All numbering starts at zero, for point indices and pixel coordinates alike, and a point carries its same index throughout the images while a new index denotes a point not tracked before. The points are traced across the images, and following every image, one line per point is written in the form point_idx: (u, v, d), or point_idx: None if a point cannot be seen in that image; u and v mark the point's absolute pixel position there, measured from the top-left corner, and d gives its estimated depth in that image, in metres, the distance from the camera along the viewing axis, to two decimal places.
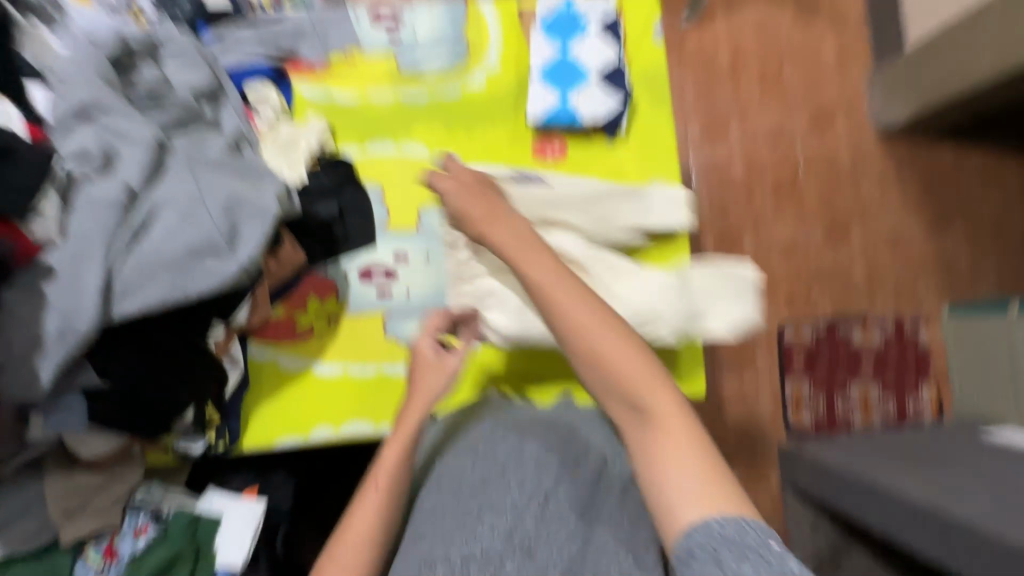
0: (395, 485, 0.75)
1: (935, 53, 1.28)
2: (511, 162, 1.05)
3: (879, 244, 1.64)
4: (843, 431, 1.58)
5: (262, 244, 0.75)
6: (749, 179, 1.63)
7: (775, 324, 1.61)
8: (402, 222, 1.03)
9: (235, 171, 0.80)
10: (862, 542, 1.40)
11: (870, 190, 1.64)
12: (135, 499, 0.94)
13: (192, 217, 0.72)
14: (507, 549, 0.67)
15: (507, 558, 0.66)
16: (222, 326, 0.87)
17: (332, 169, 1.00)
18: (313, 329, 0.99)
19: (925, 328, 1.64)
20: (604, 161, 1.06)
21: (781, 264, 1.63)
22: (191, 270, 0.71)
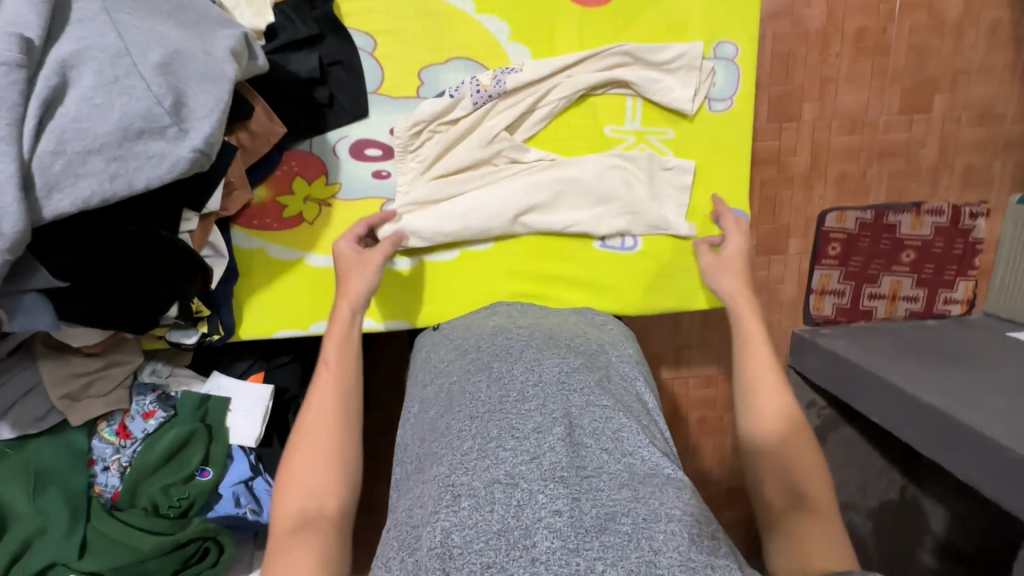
0: (352, 389, 0.70)
1: None
2: (541, 6, 0.80)
3: (962, 116, 1.40)
4: (863, 323, 1.47)
5: (219, 120, 0.60)
6: (829, 27, 1.33)
7: (820, 208, 1.43)
8: (399, 87, 0.82)
9: (174, 16, 0.61)
10: (851, 421, 1.37)
11: (973, 43, 1.36)
12: (141, 379, 0.94)
13: (121, 84, 0.55)
14: (535, 473, 0.53)
15: (534, 483, 0.52)
16: (194, 216, 0.75)
17: (307, 11, 0.78)
18: (303, 215, 0.86)
19: (982, 219, 1.45)
20: (661, 8, 0.81)
21: (841, 138, 1.40)
22: (133, 156, 0.56)
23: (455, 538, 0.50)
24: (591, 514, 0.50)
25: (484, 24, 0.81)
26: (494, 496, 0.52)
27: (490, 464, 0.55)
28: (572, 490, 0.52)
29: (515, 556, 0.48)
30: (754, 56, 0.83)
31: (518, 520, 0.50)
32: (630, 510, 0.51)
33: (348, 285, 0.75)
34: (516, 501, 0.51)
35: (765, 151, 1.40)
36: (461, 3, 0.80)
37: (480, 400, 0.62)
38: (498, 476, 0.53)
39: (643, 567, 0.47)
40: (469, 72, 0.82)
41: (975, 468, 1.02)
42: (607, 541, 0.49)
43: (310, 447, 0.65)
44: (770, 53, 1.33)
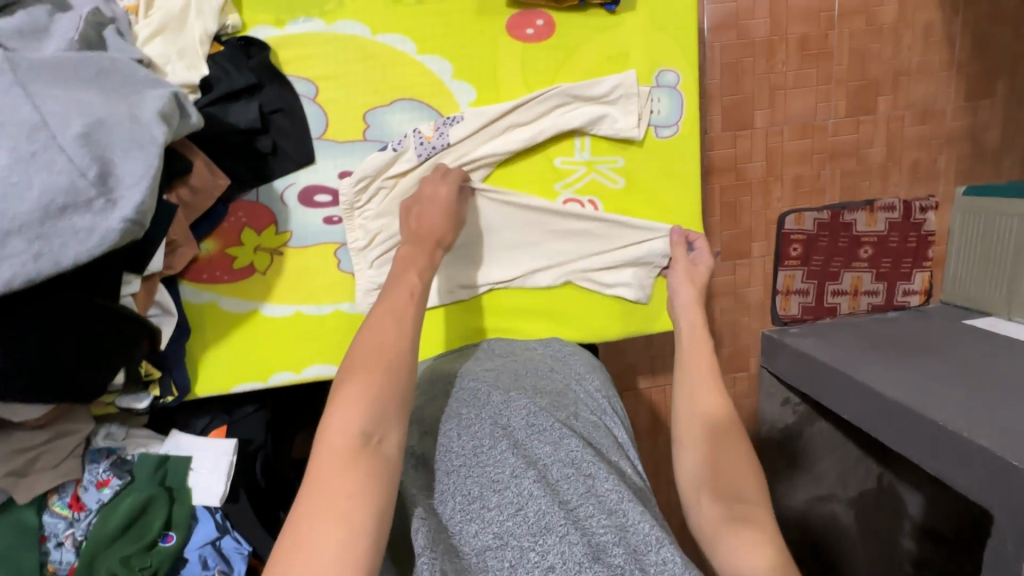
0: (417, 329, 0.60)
1: None
2: (482, 46, 0.80)
3: (906, 114, 1.45)
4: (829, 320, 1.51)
5: (151, 187, 0.58)
6: (773, 36, 1.37)
7: (779, 211, 1.46)
8: (345, 133, 0.81)
9: (97, 81, 0.59)
10: (824, 415, 1.41)
11: (909, 45, 1.41)
12: (95, 446, 0.89)
13: (40, 159, 0.53)
14: (521, 528, 0.52)
15: (523, 540, 0.52)
16: (136, 278, 0.73)
17: (243, 60, 0.75)
18: (254, 266, 0.84)
19: (931, 212, 1.50)
20: (601, 41, 0.81)
21: (793, 142, 1.44)
22: (55, 233, 0.54)
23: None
24: (582, 548, 0.50)
25: (428, 66, 0.80)
26: (489, 564, 0.52)
27: (478, 527, 0.54)
28: (559, 535, 0.51)
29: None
30: (696, 82, 0.84)
31: None
32: (619, 538, 0.52)
33: None
34: (510, 563, 0.51)
35: (722, 158, 1.42)
36: (403, 46, 0.79)
37: (456, 452, 0.61)
38: (488, 541, 0.53)
39: None
40: (415, 112, 0.81)
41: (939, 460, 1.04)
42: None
43: (367, 369, 0.55)
44: (719, 64, 1.36)
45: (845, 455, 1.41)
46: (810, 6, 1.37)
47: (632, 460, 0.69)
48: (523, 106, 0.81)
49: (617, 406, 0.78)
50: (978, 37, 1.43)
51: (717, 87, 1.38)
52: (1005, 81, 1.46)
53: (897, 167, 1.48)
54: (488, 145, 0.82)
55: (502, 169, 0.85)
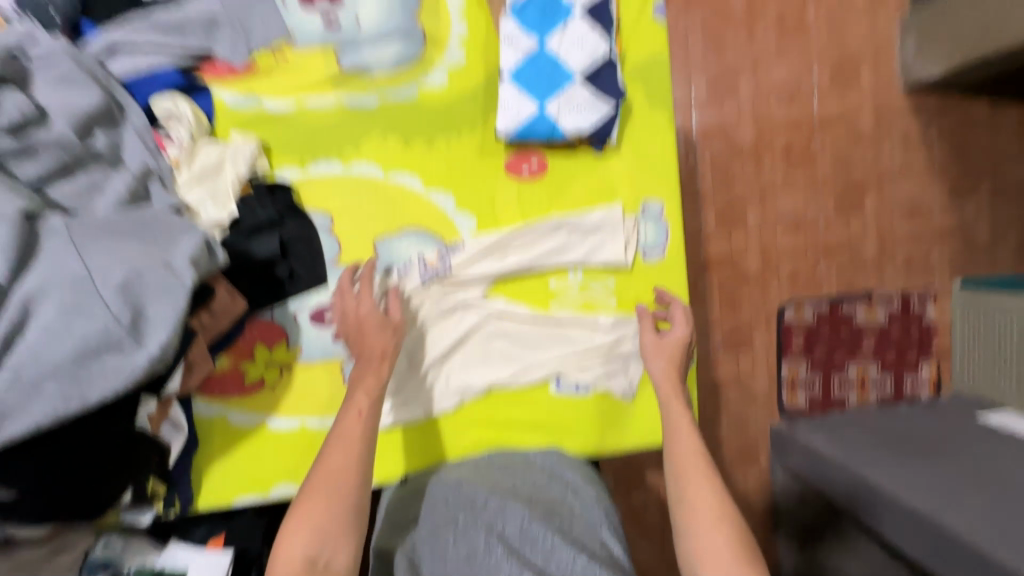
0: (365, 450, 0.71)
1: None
2: (483, 183, 0.89)
3: (894, 212, 1.52)
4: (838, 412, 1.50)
5: (176, 326, 0.64)
6: (759, 141, 1.47)
7: (778, 303, 1.50)
8: (356, 259, 0.88)
9: (139, 232, 0.67)
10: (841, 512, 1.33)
11: (889, 150, 1.51)
12: (93, 558, 0.87)
13: (82, 309, 0.59)
14: None
15: None
16: (153, 399, 0.78)
17: (268, 199, 0.84)
18: (264, 380, 0.89)
19: (930, 303, 1.54)
20: (590, 177, 0.90)
21: (786, 238, 1.50)
22: (87, 375, 0.59)
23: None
24: None
25: (434, 200, 0.89)
26: None
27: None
28: None
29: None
30: (679, 210, 0.91)
31: None
32: None
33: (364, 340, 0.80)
34: None
35: (719, 253, 1.49)
36: (412, 183, 0.88)
37: (450, 558, 0.69)
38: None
39: None
40: (421, 240, 0.89)
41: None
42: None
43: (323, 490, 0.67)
44: (710, 169, 1.46)
45: None
46: (792, 117, 1.48)
47: (620, 560, 0.73)
48: (519, 237, 0.88)
49: (614, 510, 0.83)
50: (954, 139, 1.53)
51: (710, 189, 1.47)
52: (987, 180, 1.54)
53: (892, 260, 1.53)
54: (491, 264, 0.89)
55: (503, 285, 0.91)
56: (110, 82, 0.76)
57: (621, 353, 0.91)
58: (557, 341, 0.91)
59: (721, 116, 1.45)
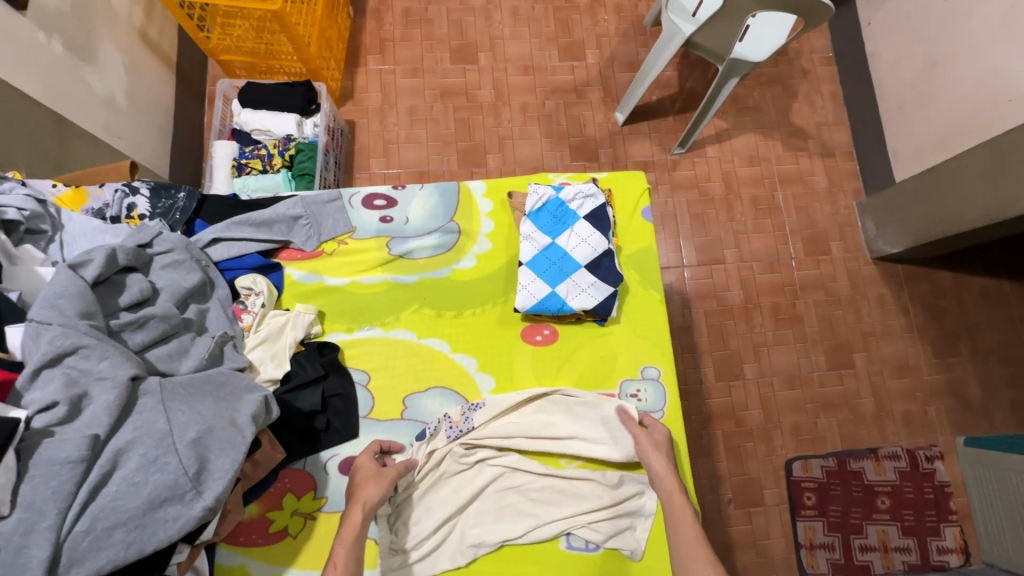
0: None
1: (924, 193, 1.45)
2: (502, 348, 1.03)
3: (883, 369, 1.61)
4: None
5: (231, 478, 0.72)
6: (748, 304, 1.63)
7: (784, 458, 1.54)
8: (386, 412, 0.99)
9: (212, 391, 0.79)
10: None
11: (869, 313, 1.65)
12: None
13: (159, 461, 0.69)
14: None
15: None
16: (187, 547, 0.80)
17: (317, 357, 0.98)
18: (287, 530, 0.93)
19: (938, 461, 1.54)
20: (593, 345, 1.04)
21: (785, 392, 1.59)
22: (150, 523, 0.66)
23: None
24: None
25: (459, 362, 1.02)
26: None
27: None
28: None
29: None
30: (675, 375, 1.02)
31: None
32: None
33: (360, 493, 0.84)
34: None
35: (720, 406, 1.57)
36: (442, 348, 1.02)
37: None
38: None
39: None
40: (445, 397, 1.00)
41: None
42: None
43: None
44: (705, 327, 1.61)
45: None
46: (775, 282, 1.65)
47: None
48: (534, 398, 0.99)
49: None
50: (930, 303, 1.65)
51: (707, 345, 1.60)
52: (968, 344, 1.62)
53: (890, 417, 1.58)
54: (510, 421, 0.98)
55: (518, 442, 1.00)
56: (209, 266, 0.96)
57: (627, 507, 0.95)
58: (567, 497, 0.96)
59: (711, 280, 1.64)
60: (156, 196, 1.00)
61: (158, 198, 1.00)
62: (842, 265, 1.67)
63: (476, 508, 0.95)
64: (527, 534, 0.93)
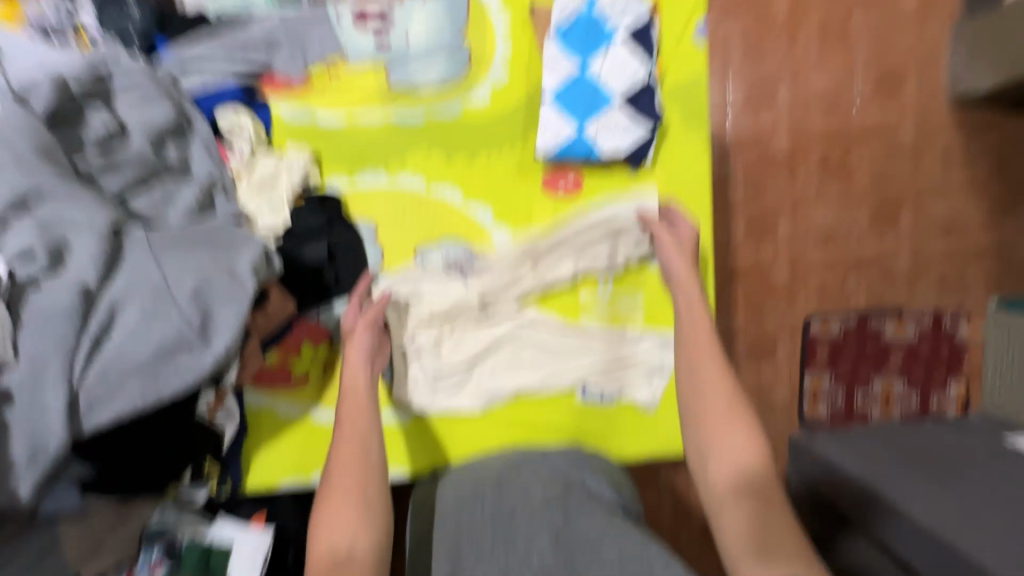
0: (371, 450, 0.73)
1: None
2: (520, 198, 0.93)
3: (929, 229, 1.49)
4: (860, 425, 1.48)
5: (238, 331, 0.70)
6: (795, 153, 1.45)
7: (803, 314, 1.51)
8: (398, 265, 0.94)
9: (206, 242, 0.72)
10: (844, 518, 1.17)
11: (928, 166, 1.47)
12: (152, 527, 0.98)
13: (159, 312, 0.65)
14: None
15: None
16: (212, 390, 0.82)
17: (318, 206, 0.89)
18: (309, 375, 0.95)
19: (963, 322, 1.50)
20: (622, 197, 0.93)
21: (817, 250, 1.49)
22: (163, 372, 0.66)
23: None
24: None
25: (472, 212, 0.93)
26: None
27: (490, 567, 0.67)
28: None
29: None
30: (711, 231, 0.93)
31: None
32: None
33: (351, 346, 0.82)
34: None
35: (745, 263, 1.48)
36: (454, 197, 0.93)
37: (480, 514, 0.75)
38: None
39: None
40: (460, 251, 0.94)
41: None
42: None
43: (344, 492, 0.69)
44: (742, 181, 1.45)
45: None
46: (830, 128, 1.44)
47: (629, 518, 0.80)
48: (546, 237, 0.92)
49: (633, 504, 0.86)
50: (999, 155, 1.47)
51: (741, 201, 1.45)
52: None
53: (921, 276, 1.51)
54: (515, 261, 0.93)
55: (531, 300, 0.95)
56: (182, 98, 0.82)
57: (644, 361, 0.95)
58: (584, 351, 0.95)
59: (757, 126, 1.43)
60: (104, 10, 0.83)
61: (107, 13, 0.83)
62: (913, 108, 1.44)
63: (494, 359, 0.95)
64: (544, 385, 0.94)
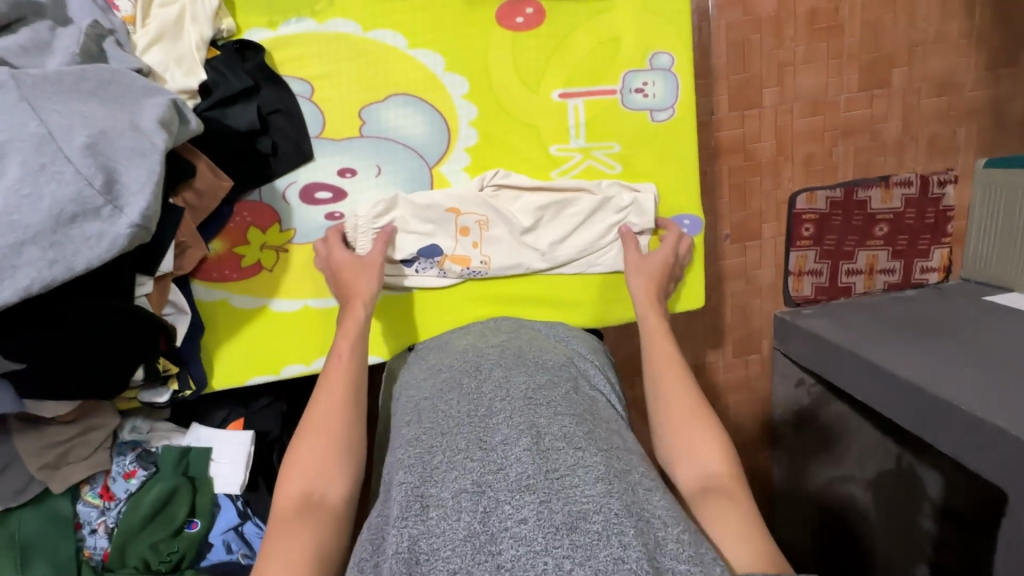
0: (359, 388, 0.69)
1: None
2: (473, 38, 0.80)
3: (922, 87, 1.33)
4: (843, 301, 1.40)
5: (154, 193, 0.60)
6: (780, 11, 1.26)
7: (790, 191, 1.35)
8: (342, 130, 0.82)
9: (97, 91, 0.61)
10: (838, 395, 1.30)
11: (925, 15, 1.29)
12: (121, 438, 0.94)
13: (47, 170, 0.55)
14: (502, 483, 0.57)
15: (502, 493, 0.56)
16: (148, 279, 0.76)
17: (237, 62, 0.77)
18: (261, 264, 0.87)
19: (950, 186, 1.38)
20: (591, 27, 0.81)
21: (804, 119, 1.33)
22: (69, 240, 0.57)
23: (424, 545, 0.54)
24: (560, 515, 0.53)
25: (420, 61, 0.81)
26: (511, 509, 0.54)
27: (460, 474, 0.58)
28: (540, 497, 0.55)
29: (480, 558, 0.51)
30: (692, 64, 0.83)
31: (485, 527, 0.53)
32: (601, 508, 0.54)
33: (353, 289, 0.76)
34: (539, 502, 0.55)
35: (729, 138, 1.31)
36: (396, 42, 0.80)
37: (448, 418, 0.67)
38: (464, 487, 0.57)
39: (610, 565, 0.50)
40: (411, 107, 0.82)
41: (962, 444, 0.96)
42: (575, 541, 0.52)
43: (314, 431, 0.64)
44: (725, 47, 1.26)
45: None
46: None
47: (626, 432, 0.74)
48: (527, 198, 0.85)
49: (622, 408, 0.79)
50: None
51: (723, 73, 1.28)
52: None
53: (925, 150, 1.36)
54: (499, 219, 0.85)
55: (484, 164, 0.85)
56: None
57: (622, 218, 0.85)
58: (559, 212, 0.85)
59: None
60: None
61: None
62: None
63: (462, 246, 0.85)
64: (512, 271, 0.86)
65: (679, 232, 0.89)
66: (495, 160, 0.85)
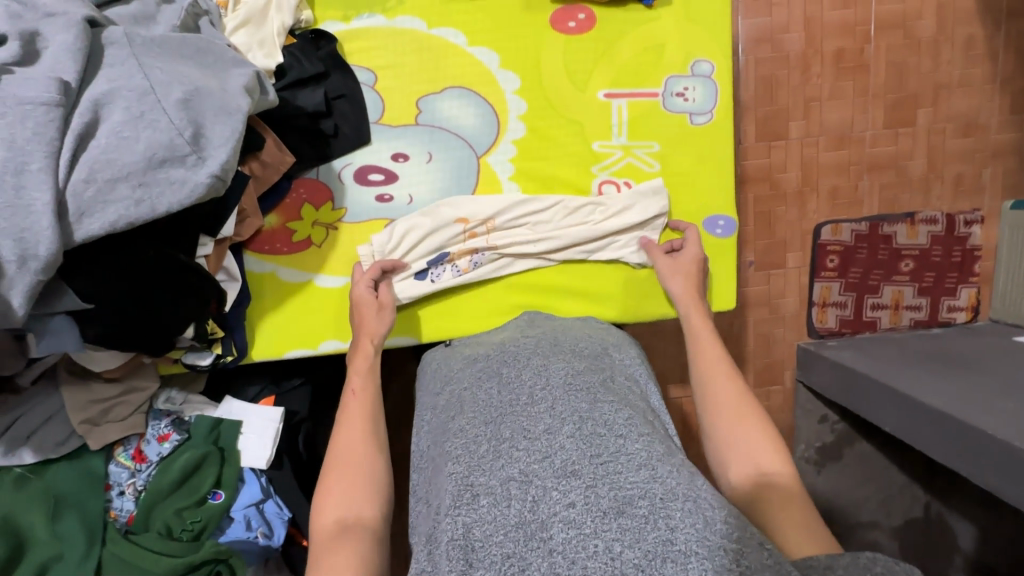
0: (376, 416, 0.70)
1: None
2: (526, 40, 0.87)
3: (946, 128, 1.36)
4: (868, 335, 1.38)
5: (234, 148, 0.65)
6: (808, 50, 1.31)
7: (815, 222, 1.37)
8: (398, 117, 0.88)
9: (193, 58, 0.67)
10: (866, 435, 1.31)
11: (949, 58, 1.34)
12: (157, 407, 0.96)
13: (146, 118, 0.61)
14: (548, 470, 0.52)
15: (549, 480, 0.51)
16: (210, 240, 0.81)
17: (312, 50, 0.84)
18: (311, 240, 0.90)
19: (977, 226, 1.38)
20: (637, 34, 0.88)
21: (829, 154, 1.36)
22: (155, 183, 0.61)
23: (476, 533, 0.49)
24: (607, 500, 0.49)
25: (476, 57, 0.87)
26: (562, 494, 0.50)
27: (505, 461, 0.54)
28: (587, 480, 0.51)
29: (533, 546, 0.47)
30: (730, 73, 0.88)
31: (536, 514, 0.49)
32: (646, 492, 0.49)
33: (365, 325, 0.79)
34: (586, 486, 0.50)
35: (754, 167, 1.34)
36: (456, 40, 0.87)
37: (489, 407, 0.63)
38: (512, 474, 0.53)
39: (659, 549, 0.45)
40: (464, 100, 0.88)
41: (998, 474, 0.92)
42: (625, 525, 0.47)
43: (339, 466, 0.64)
44: (753, 80, 1.31)
45: (888, 482, 1.32)
46: (846, 21, 1.31)
47: (667, 428, 0.70)
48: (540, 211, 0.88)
49: (661, 406, 0.74)
50: None
51: (751, 104, 1.32)
52: None
53: (946, 185, 1.38)
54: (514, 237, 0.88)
55: (528, 156, 0.89)
56: None
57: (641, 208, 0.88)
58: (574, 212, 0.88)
59: (769, 20, 1.29)
60: None
61: None
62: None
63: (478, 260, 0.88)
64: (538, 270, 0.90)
65: (713, 233, 0.91)
66: (539, 152, 0.89)
